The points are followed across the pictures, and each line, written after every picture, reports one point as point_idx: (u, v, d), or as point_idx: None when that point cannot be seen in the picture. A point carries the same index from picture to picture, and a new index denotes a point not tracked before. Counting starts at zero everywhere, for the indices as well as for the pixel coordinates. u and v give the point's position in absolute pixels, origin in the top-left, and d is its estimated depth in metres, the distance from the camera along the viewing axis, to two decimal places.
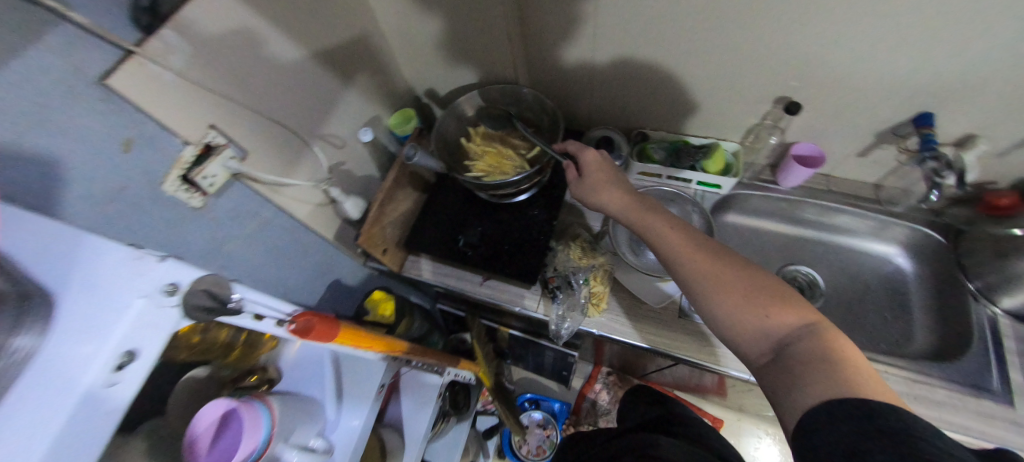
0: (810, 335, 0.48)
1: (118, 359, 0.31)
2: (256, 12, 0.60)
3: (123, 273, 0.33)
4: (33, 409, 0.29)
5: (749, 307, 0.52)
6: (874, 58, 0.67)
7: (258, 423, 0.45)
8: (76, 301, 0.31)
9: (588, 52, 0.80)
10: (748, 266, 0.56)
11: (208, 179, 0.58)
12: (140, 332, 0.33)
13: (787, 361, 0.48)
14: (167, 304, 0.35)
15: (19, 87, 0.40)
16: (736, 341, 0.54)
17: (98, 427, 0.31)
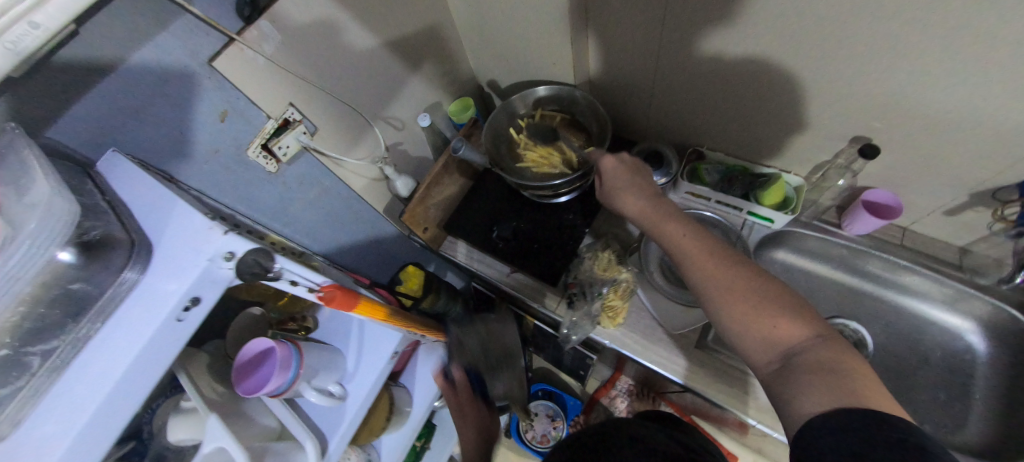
0: (820, 348, 0.47)
1: (183, 303, 0.36)
2: (339, 5, 0.67)
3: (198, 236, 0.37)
4: (128, 330, 0.35)
5: (757, 316, 0.51)
6: (976, 113, 0.58)
7: (288, 363, 0.53)
8: (170, 251, 0.37)
9: (728, 44, 0.66)
10: (757, 272, 0.55)
11: (282, 148, 0.68)
12: (202, 285, 0.37)
13: (793, 371, 0.47)
14: (225, 267, 0.37)
15: (150, 66, 0.51)
16: (744, 348, 0.53)
17: (161, 361, 0.36)
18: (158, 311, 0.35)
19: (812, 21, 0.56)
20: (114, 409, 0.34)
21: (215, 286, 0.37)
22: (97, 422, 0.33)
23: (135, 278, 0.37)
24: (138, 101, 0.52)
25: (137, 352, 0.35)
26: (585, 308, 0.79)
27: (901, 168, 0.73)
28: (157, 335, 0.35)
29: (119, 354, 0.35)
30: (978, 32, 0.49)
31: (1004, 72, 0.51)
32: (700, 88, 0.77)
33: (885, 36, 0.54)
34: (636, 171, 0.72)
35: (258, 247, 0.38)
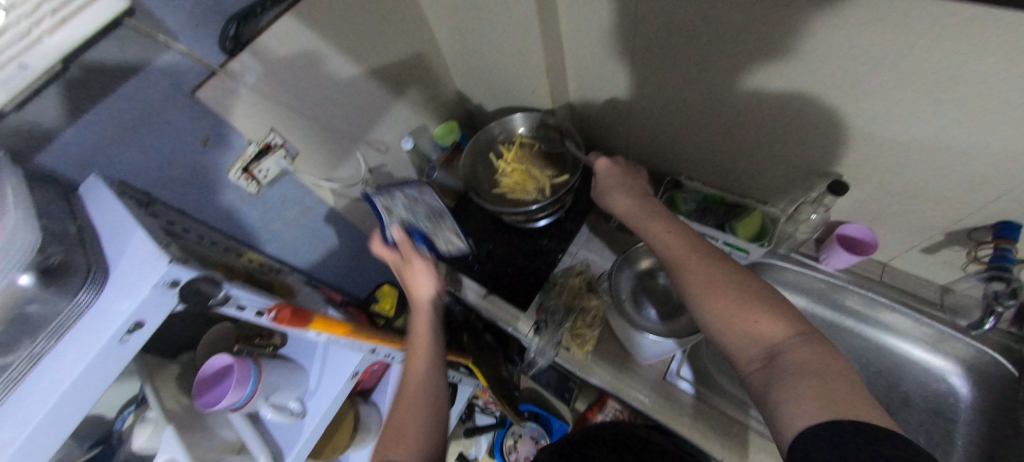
0: (803, 347, 0.46)
1: (126, 327, 0.38)
2: (323, 38, 0.71)
3: (144, 264, 0.40)
4: (75, 350, 0.38)
5: (738, 310, 0.51)
6: (940, 153, 0.58)
7: (245, 380, 0.56)
8: (120, 277, 0.40)
9: (768, 80, 0.61)
10: (739, 269, 0.55)
11: (263, 172, 0.71)
12: (145, 310, 0.39)
13: (778, 370, 0.46)
14: (168, 294, 0.40)
15: (135, 98, 0.55)
16: (726, 347, 0.51)
17: (104, 378, 0.39)
18: (102, 333, 0.38)
19: (776, 55, 0.57)
20: (56, 422, 0.37)
21: (158, 312, 0.40)
22: (39, 433, 0.36)
23: (89, 300, 0.39)
24: (124, 128, 0.56)
25: (79, 371, 0.37)
26: (552, 336, 0.79)
27: (876, 203, 0.72)
28: (99, 355, 0.38)
29: (64, 371, 0.37)
30: (933, 74, 0.49)
31: (964, 114, 0.51)
32: (678, 116, 0.78)
33: (846, 72, 0.54)
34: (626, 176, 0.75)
35: (204, 275, 0.42)
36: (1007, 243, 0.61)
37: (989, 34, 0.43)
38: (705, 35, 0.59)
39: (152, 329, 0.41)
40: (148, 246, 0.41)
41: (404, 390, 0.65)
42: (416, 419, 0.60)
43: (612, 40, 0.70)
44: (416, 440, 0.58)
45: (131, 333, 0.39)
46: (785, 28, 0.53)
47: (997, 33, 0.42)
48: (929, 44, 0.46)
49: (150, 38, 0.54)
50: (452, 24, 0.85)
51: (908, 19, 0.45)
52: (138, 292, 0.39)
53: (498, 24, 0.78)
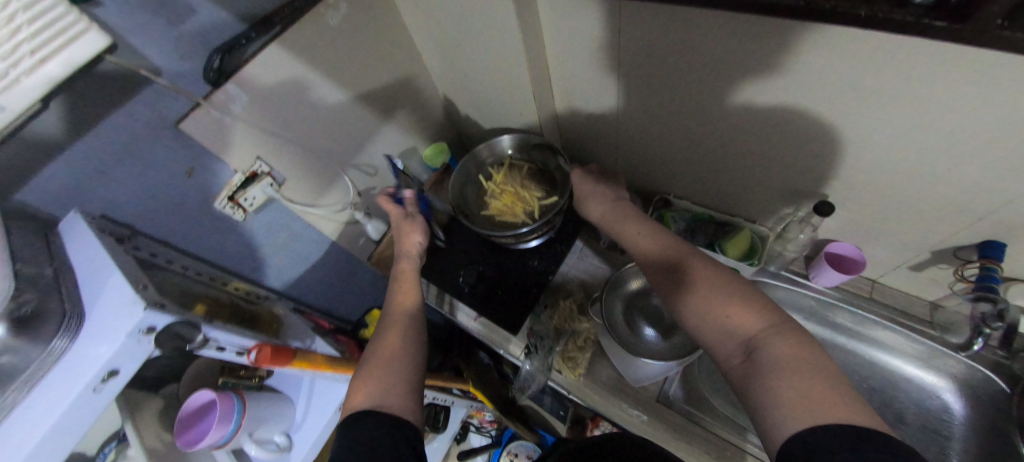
0: (779, 340, 0.45)
1: (99, 376, 0.38)
2: (311, 65, 0.70)
3: (122, 310, 0.40)
4: (45, 402, 0.37)
5: (711, 306, 0.50)
6: (922, 174, 0.58)
7: (229, 417, 0.55)
8: (95, 324, 0.40)
9: (756, 94, 0.61)
10: (714, 264, 0.54)
11: (249, 200, 0.71)
12: (121, 358, 0.39)
13: (757, 365, 0.45)
14: (145, 341, 0.39)
15: (117, 131, 0.55)
16: (708, 343, 0.51)
17: (77, 431, 0.38)
18: (77, 383, 0.37)
19: (769, 74, 0.56)
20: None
21: (134, 358, 0.39)
22: None
23: (62, 347, 0.39)
24: (105, 162, 0.56)
25: (53, 424, 0.36)
26: (543, 360, 0.80)
27: (862, 222, 0.73)
28: (75, 407, 0.37)
29: (38, 423, 0.36)
30: (915, 97, 0.49)
31: (948, 136, 0.52)
32: (666, 134, 0.78)
33: (830, 95, 0.55)
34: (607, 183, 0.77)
35: (180, 319, 0.42)
36: (993, 262, 0.61)
37: (974, 58, 0.43)
38: (690, 58, 0.60)
39: (128, 378, 0.40)
40: (125, 292, 0.41)
41: (386, 335, 0.65)
42: (397, 360, 0.60)
43: (598, 63, 0.71)
44: (394, 378, 0.57)
45: (107, 381, 0.38)
46: (768, 53, 0.53)
47: (982, 57, 0.42)
48: (909, 69, 0.47)
49: (134, 71, 0.54)
50: (441, 48, 0.86)
51: (890, 45, 0.45)
52: (114, 339, 0.38)
53: (486, 47, 0.78)
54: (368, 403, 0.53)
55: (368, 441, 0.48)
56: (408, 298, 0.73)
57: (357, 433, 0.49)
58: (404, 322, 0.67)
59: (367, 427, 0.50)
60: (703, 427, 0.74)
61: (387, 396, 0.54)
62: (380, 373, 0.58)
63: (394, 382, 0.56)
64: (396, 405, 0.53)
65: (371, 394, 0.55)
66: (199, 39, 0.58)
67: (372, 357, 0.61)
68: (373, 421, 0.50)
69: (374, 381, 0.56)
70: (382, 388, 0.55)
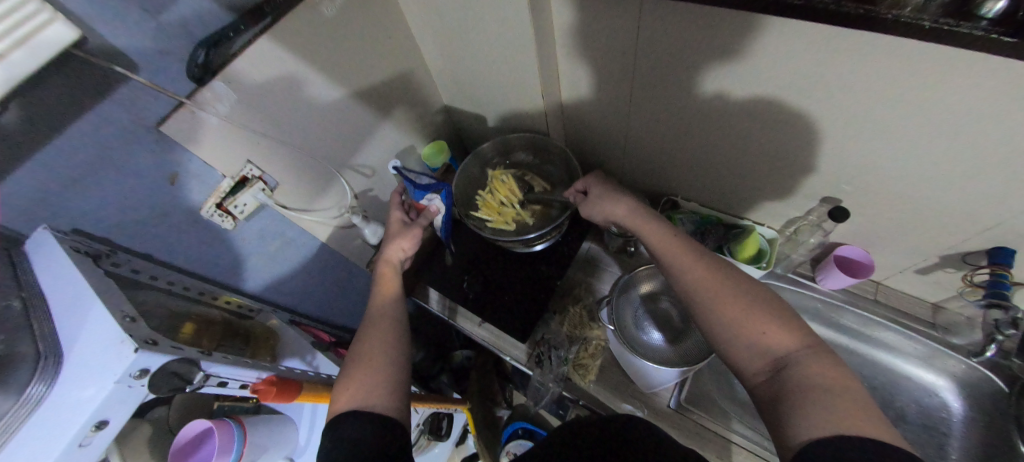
0: (813, 360, 0.43)
1: (87, 430, 0.35)
2: (303, 60, 0.64)
3: (107, 352, 0.36)
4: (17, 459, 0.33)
5: (746, 319, 0.47)
6: (942, 185, 0.57)
7: (229, 446, 0.52)
8: (72, 365, 0.36)
9: (749, 87, 0.58)
10: (744, 278, 0.50)
11: (239, 207, 0.66)
12: (111, 407, 0.35)
13: (788, 384, 0.42)
14: (136, 385, 0.37)
15: (91, 135, 0.49)
16: (732, 356, 0.48)
17: None
18: (59, 438, 0.34)
19: (797, 80, 0.54)
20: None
21: (125, 405, 0.37)
22: None
23: (41, 394, 0.36)
24: (77, 170, 0.50)
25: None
26: (552, 369, 0.79)
27: (872, 229, 0.72)
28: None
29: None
30: (952, 108, 0.47)
31: (980, 148, 0.50)
32: (676, 134, 0.75)
33: (866, 103, 0.52)
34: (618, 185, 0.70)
35: (175, 357, 0.39)
36: (1003, 269, 0.62)
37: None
38: (720, 60, 0.57)
39: (119, 426, 0.37)
40: (108, 330, 0.37)
41: (371, 332, 0.61)
42: (384, 358, 0.56)
43: (612, 62, 0.67)
44: (380, 375, 0.54)
45: (93, 434, 0.35)
46: (797, 59, 0.51)
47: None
48: (949, 80, 0.45)
49: (108, 69, 0.47)
50: (442, 42, 0.80)
51: (936, 54, 0.43)
52: (99, 387, 0.35)
53: (491, 42, 0.73)
54: (353, 404, 0.50)
55: (354, 443, 0.46)
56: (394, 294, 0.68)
57: (339, 438, 0.46)
58: (393, 319, 0.63)
59: (354, 428, 0.47)
60: (713, 431, 0.73)
61: (373, 394, 0.51)
62: (366, 372, 0.54)
63: (381, 379, 0.53)
64: (385, 404, 0.51)
65: (358, 393, 0.52)
66: (177, 32, 0.51)
67: (357, 354, 0.57)
68: (360, 423, 0.47)
69: (360, 379, 0.53)
70: (368, 385, 0.52)
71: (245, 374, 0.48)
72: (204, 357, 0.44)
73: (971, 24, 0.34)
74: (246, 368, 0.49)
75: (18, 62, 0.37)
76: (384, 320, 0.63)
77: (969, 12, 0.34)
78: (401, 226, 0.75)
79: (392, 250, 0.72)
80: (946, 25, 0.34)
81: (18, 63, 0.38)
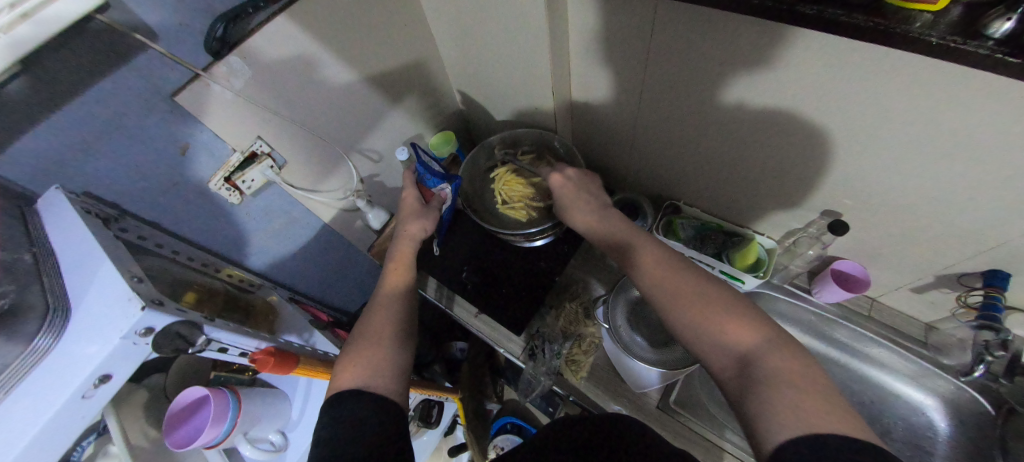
0: (776, 354, 0.42)
1: (92, 382, 0.35)
2: (319, 40, 0.64)
3: (114, 309, 0.37)
4: (25, 406, 0.34)
5: (706, 320, 0.46)
6: (942, 204, 0.58)
7: (223, 416, 0.53)
8: (78, 320, 0.37)
9: (757, 95, 0.59)
10: (706, 277, 0.50)
11: (247, 182, 0.67)
12: (116, 361, 0.36)
13: (752, 380, 0.41)
14: (141, 342, 0.38)
15: (108, 102, 0.50)
16: (700, 353, 0.47)
17: (64, 436, 0.35)
18: (63, 389, 0.35)
19: (804, 90, 0.54)
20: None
21: (128, 361, 0.37)
22: None
23: (48, 346, 0.36)
24: (92, 133, 0.51)
25: (34, 435, 0.34)
26: (545, 362, 0.80)
27: (870, 245, 0.73)
28: (58, 418, 0.35)
29: (13, 437, 0.33)
30: (957, 129, 0.48)
31: (981, 171, 0.51)
32: (686, 138, 0.75)
33: (874, 119, 0.53)
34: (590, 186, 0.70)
35: (181, 319, 0.40)
36: (997, 291, 0.62)
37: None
38: (732, 66, 0.57)
39: (120, 383, 0.38)
40: (115, 288, 0.38)
41: (374, 315, 0.61)
42: (388, 341, 0.57)
43: (623, 60, 0.67)
44: (379, 357, 0.54)
45: (97, 387, 0.36)
46: (805, 68, 0.52)
47: None
48: (952, 101, 0.45)
49: (128, 36, 0.48)
50: (456, 33, 0.81)
51: (943, 74, 0.44)
52: (107, 341, 0.36)
53: (505, 36, 0.74)
54: (355, 383, 0.51)
55: (355, 423, 0.46)
56: (397, 276, 0.68)
57: (341, 416, 0.47)
58: (393, 303, 0.63)
59: (353, 409, 0.47)
60: (700, 435, 0.74)
61: (375, 376, 0.52)
62: (371, 353, 0.55)
63: (382, 361, 0.54)
64: (385, 386, 0.51)
65: (359, 374, 0.52)
66: (199, 6, 0.51)
67: (361, 336, 0.58)
68: (362, 404, 0.48)
69: (363, 360, 0.54)
70: (370, 366, 0.53)
71: (246, 342, 0.49)
72: (207, 322, 0.45)
73: (977, 43, 0.35)
74: (246, 336, 0.50)
75: (26, 36, 0.38)
76: (389, 302, 0.64)
77: (976, 31, 0.35)
78: (413, 208, 0.77)
79: (405, 230, 0.73)
80: (953, 42, 0.35)
81: (23, 35, 0.38)
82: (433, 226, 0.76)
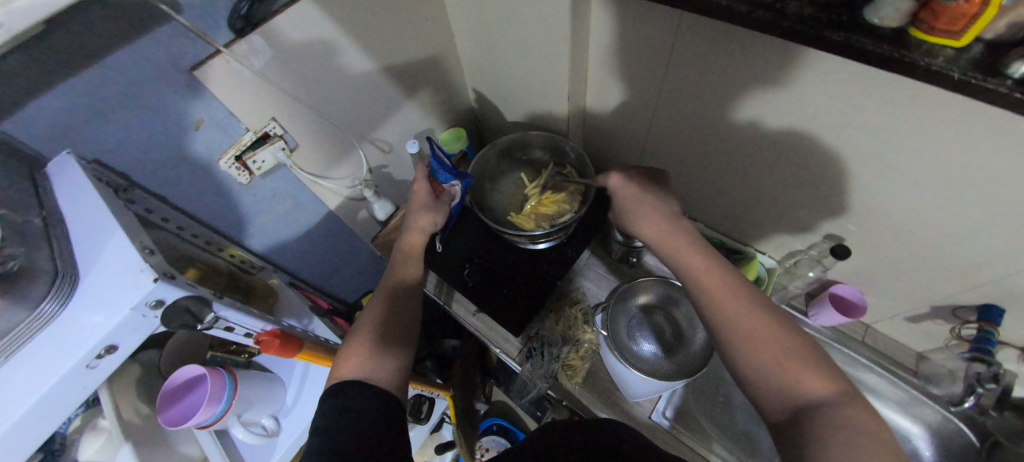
0: (849, 408, 0.41)
1: (97, 351, 0.35)
2: (341, 26, 0.64)
3: (125, 280, 0.37)
4: (29, 370, 0.34)
5: (780, 360, 0.45)
6: (945, 235, 0.59)
7: (219, 396, 0.52)
8: (87, 287, 0.37)
9: (772, 116, 0.60)
10: (783, 317, 0.49)
11: (257, 163, 0.67)
12: (123, 332, 0.36)
13: (815, 427, 0.41)
14: (149, 315, 0.37)
15: (125, 70, 0.49)
16: (756, 392, 0.47)
17: (64, 403, 0.35)
18: (67, 356, 0.35)
19: (820, 113, 0.55)
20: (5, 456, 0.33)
21: (134, 333, 0.37)
22: None
23: (53, 312, 0.35)
24: (107, 101, 0.50)
25: (35, 402, 0.33)
26: (544, 365, 0.81)
27: (870, 272, 0.74)
28: (62, 385, 0.34)
29: (13, 402, 0.33)
30: (967, 163, 0.49)
31: (985, 206, 0.52)
32: (697, 154, 0.76)
33: (887, 146, 0.53)
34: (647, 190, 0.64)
35: (190, 294, 0.40)
36: (990, 325, 0.64)
37: None
38: (752, 85, 0.58)
39: (124, 354, 0.38)
40: (127, 258, 0.38)
41: (378, 306, 0.61)
42: (390, 334, 0.57)
43: (641, 71, 0.68)
44: (384, 350, 0.55)
45: (101, 358, 0.36)
46: (823, 92, 0.52)
47: None
48: (964, 136, 0.46)
49: (152, 6, 0.47)
50: (477, 31, 0.81)
51: (958, 108, 0.44)
52: (116, 312, 0.36)
53: (526, 38, 0.74)
54: (357, 374, 0.51)
55: (354, 413, 0.46)
56: (408, 269, 0.68)
57: (340, 405, 0.47)
58: (403, 298, 0.64)
59: (355, 399, 0.47)
60: (690, 448, 0.75)
61: (377, 368, 0.52)
62: (373, 344, 0.55)
63: (386, 353, 0.54)
64: (386, 379, 0.51)
65: (360, 364, 0.52)
66: None
67: (363, 326, 0.58)
68: (362, 395, 0.48)
69: (365, 351, 0.54)
70: (371, 358, 0.53)
71: (252, 323, 0.49)
72: (216, 299, 0.44)
73: (996, 81, 0.35)
74: (252, 317, 0.49)
75: None
76: (394, 294, 0.64)
77: (997, 69, 0.35)
78: (425, 201, 0.77)
79: (416, 221, 0.73)
80: (974, 78, 0.35)
81: None
82: (442, 220, 0.76)
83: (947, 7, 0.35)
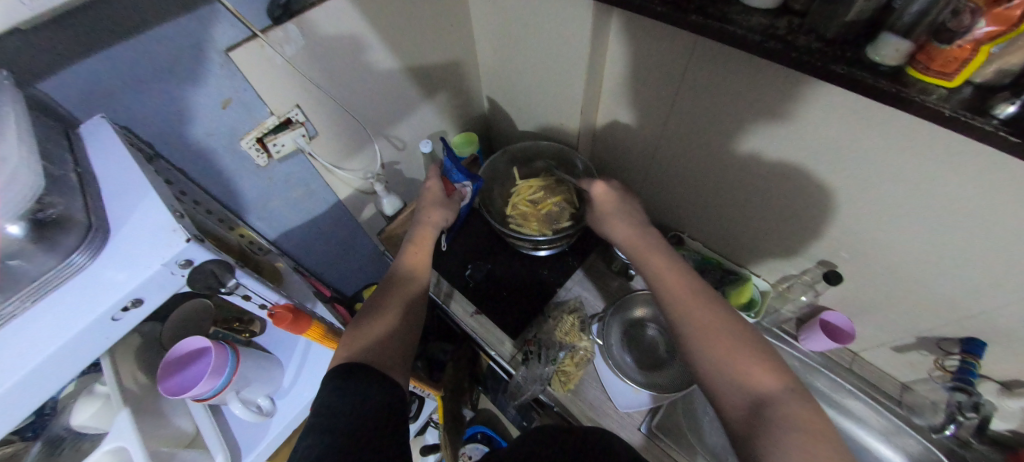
0: (794, 402, 0.43)
1: (125, 303, 0.38)
2: (370, 23, 0.66)
3: (158, 239, 0.39)
4: (60, 314, 0.36)
5: (730, 356, 0.48)
6: (933, 266, 0.61)
7: (221, 369, 0.53)
8: (121, 243, 0.39)
9: (775, 142, 0.63)
10: (736, 316, 0.51)
11: (277, 146, 0.69)
12: (151, 286, 0.39)
13: (766, 423, 0.42)
14: (177, 273, 0.40)
15: (161, 44, 0.51)
16: (715, 388, 0.48)
17: (88, 347, 0.38)
18: (96, 305, 0.37)
19: (821, 142, 0.58)
20: (27, 391, 0.35)
21: (159, 289, 0.40)
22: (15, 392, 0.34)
23: (83, 263, 0.38)
24: (140, 73, 0.51)
25: (62, 344, 0.35)
26: (537, 369, 0.80)
27: (860, 300, 0.77)
28: (91, 329, 0.37)
29: (43, 342, 0.35)
30: (955, 197, 0.52)
31: (971, 240, 0.55)
32: (699, 175, 0.79)
33: (881, 178, 0.56)
34: (628, 201, 0.69)
35: (216, 258, 0.42)
36: (972, 358, 0.66)
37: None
38: (758, 110, 0.60)
39: (147, 308, 0.40)
40: (161, 219, 0.40)
41: (387, 297, 0.62)
42: (395, 326, 0.58)
43: (652, 90, 0.71)
44: (387, 339, 0.56)
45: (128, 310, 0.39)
46: (825, 121, 0.55)
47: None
48: (953, 171, 0.49)
49: None
50: (497, 40, 0.84)
51: (951, 144, 0.47)
52: (147, 268, 0.38)
53: (544, 51, 0.77)
54: (363, 359, 0.52)
55: (359, 398, 0.46)
56: (417, 262, 0.70)
57: (343, 388, 0.47)
58: (408, 289, 0.65)
59: (362, 388, 0.47)
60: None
61: (382, 356, 0.53)
62: (381, 334, 0.56)
63: (387, 341, 0.55)
64: (390, 369, 0.52)
65: (367, 351, 0.53)
66: None
67: (370, 315, 0.59)
68: (369, 381, 0.48)
69: (372, 340, 0.55)
70: (377, 347, 0.54)
71: (270, 295, 0.51)
72: (239, 267, 0.47)
73: (984, 120, 0.37)
74: (270, 290, 0.52)
75: None
76: (402, 286, 0.65)
77: (984, 109, 0.38)
78: (437, 198, 0.79)
79: (428, 216, 0.75)
80: (964, 116, 0.37)
81: None
82: (450, 218, 0.78)
83: (942, 50, 0.39)
